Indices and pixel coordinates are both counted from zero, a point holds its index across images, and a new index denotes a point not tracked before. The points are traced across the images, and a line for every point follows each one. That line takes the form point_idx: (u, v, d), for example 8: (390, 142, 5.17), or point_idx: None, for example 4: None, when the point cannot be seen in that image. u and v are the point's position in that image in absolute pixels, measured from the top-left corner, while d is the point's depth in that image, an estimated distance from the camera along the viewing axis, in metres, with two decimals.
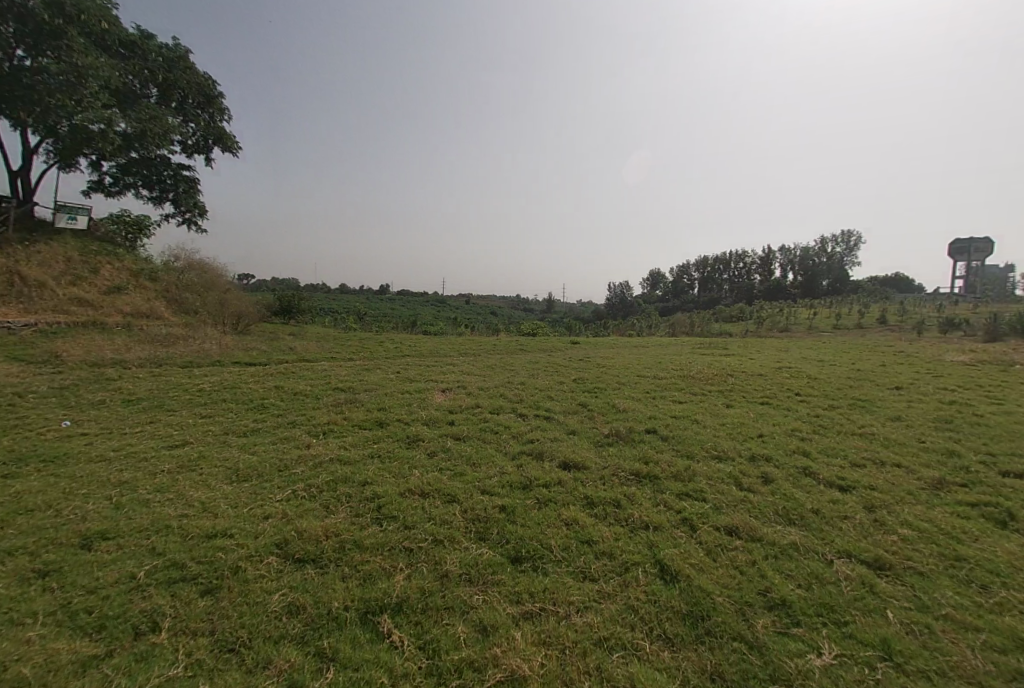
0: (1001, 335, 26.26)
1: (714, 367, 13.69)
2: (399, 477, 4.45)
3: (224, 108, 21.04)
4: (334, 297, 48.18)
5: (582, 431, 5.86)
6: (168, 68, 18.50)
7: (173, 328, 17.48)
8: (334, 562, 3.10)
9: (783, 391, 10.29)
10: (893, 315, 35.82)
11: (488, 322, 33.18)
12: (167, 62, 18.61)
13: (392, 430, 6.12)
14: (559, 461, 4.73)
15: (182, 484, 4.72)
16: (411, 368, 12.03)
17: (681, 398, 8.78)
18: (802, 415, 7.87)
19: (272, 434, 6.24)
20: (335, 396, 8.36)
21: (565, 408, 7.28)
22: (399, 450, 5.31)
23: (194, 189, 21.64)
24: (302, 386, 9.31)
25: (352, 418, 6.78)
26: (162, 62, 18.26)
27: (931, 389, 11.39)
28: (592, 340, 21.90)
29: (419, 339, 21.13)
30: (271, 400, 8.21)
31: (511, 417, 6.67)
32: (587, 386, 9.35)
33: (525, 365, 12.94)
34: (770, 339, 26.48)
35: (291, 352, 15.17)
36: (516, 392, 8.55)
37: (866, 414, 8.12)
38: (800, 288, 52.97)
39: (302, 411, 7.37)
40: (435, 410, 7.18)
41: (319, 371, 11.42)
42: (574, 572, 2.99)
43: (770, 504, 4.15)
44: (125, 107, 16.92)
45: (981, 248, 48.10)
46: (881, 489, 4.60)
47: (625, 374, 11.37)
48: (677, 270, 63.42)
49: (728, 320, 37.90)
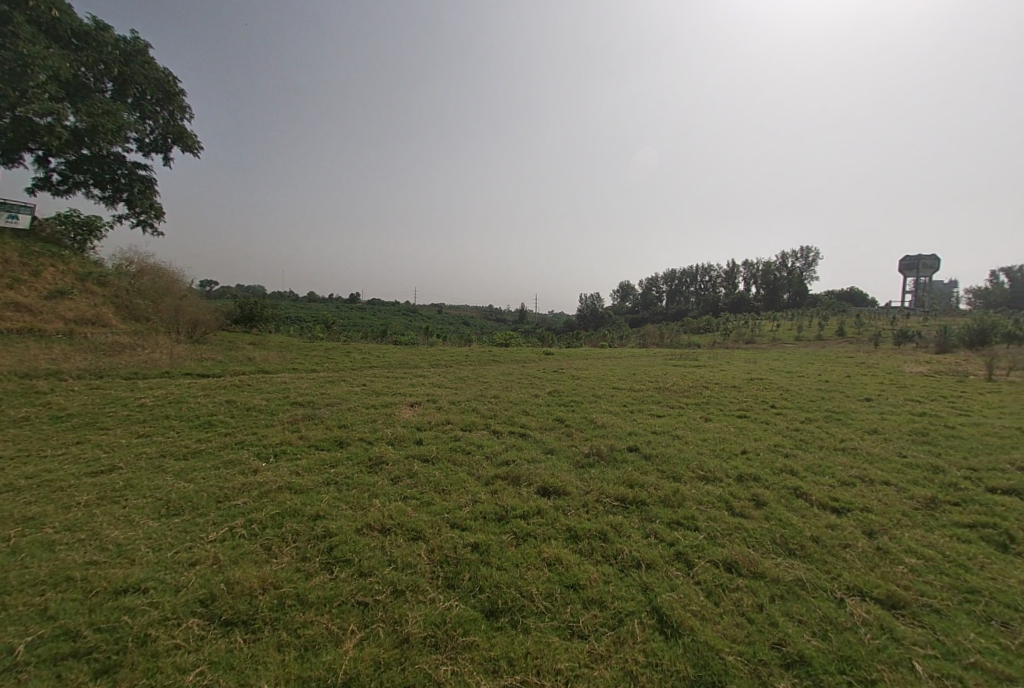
0: (949, 347, 27.64)
1: (688, 379, 13.60)
2: (357, 509, 3.90)
3: (186, 105, 19.70)
4: (301, 305, 46.66)
5: (560, 450, 5.45)
6: (124, 61, 17.30)
7: (121, 336, 16.19)
8: (269, 625, 2.55)
9: (758, 403, 10.23)
10: (850, 327, 37.41)
11: (461, 332, 32.60)
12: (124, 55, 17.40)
13: (353, 451, 5.54)
14: (538, 486, 4.30)
15: (99, 520, 4.01)
16: (378, 380, 11.38)
17: (659, 411, 8.51)
18: (782, 429, 7.71)
19: (216, 457, 5.54)
20: (292, 412, 7.65)
21: (541, 424, 6.86)
22: (358, 475, 4.75)
23: (151, 189, 20.32)
24: (256, 401, 8.54)
25: (308, 438, 6.14)
26: (118, 54, 16.99)
27: (896, 400, 11.62)
28: (565, 351, 21.72)
29: (389, 349, 20.41)
30: (220, 417, 7.44)
31: (484, 434, 6.20)
32: (564, 399, 8.97)
33: (498, 376, 12.50)
34: (737, 350, 27.08)
35: (249, 363, 14.23)
36: (489, 406, 8.08)
37: (842, 427, 8.07)
38: (763, 301, 54.89)
39: (253, 429, 6.66)
40: (402, 427, 6.64)
41: (278, 384, 10.62)
42: (561, 628, 2.55)
43: (766, 531, 3.83)
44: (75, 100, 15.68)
45: (928, 265, 51.03)
46: (876, 511, 4.38)
47: (602, 387, 11.06)
48: (647, 282, 64.73)
49: (697, 332, 38.70)
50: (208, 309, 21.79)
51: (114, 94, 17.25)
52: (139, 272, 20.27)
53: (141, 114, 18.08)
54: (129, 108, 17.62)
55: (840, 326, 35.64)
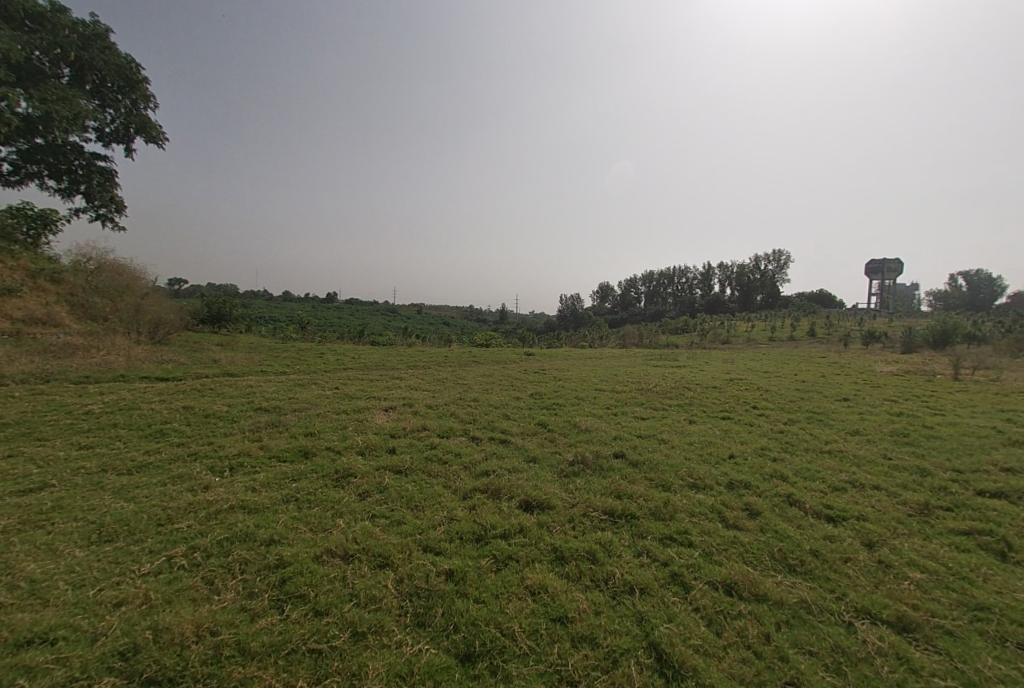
0: (914, 347, 28.58)
1: (669, 380, 13.50)
2: (317, 532, 3.48)
3: (151, 94, 18.59)
4: (275, 304, 45.23)
5: (543, 458, 5.13)
6: (82, 45, 16.22)
7: (74, 336, 15.15)
8: (203, 683, 2.15)
9: (740, 404, 10.13)
10: (821, 328, 38.41)
11: (440, 333, 32.03)
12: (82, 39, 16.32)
13: (318, 463, 5.09)
14: (521, 500, 3.95)
15: (17, 550, 3.49)
16: (351, 383, 10.83)
17: (644, 414, 8.27)
18: (766, 431, 7.58)
19: (163, 472, 4.99)
20: (255, 419, 7.10)
21: (523, 429, 6.52)
22: (322, 490, 4.31)
23: (111, 182, 19.16)
24: (216, 407, 7.93)
25: (270, 448, 5.64)
26: (75, 38, 15.89)
27: (872, 400, 11.72)
28: (545, 352, 21.47)
29: (365, 350, 19.77)
30: (173, 426, 6.83)
31: (462, 441, 5.82)
32: (545, 402, 8.65)
33: (477, 379, 12.10)
34: (714, 351, 27.41)
35: (214, 366, 13.44)
36: (468, 410, 7.68)
37: (824, 428, 8.00)
38: (738, 302, 55.99)
39: (210, 439, 6.10)
40: (374, 434, 6.19)
41: (242, 388, 9.95)
42: (548, 673, 2.23)
43: (763, 545, 3.58)
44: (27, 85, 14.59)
45: (892, 268, 52.92)
46: (872, 519, 4.20)
47: (583, 389, 10.78)
48: (626, 283, 65.29)
49: (674, 332, 39.12)
50: (172, 308, 20.74)
51: (72, 80, 16.14)
52: (97, 268, 19.08)
53: (101, 102, 17.00)
54: (88, 96, 16.53)
55: (811, 327, 36.59)
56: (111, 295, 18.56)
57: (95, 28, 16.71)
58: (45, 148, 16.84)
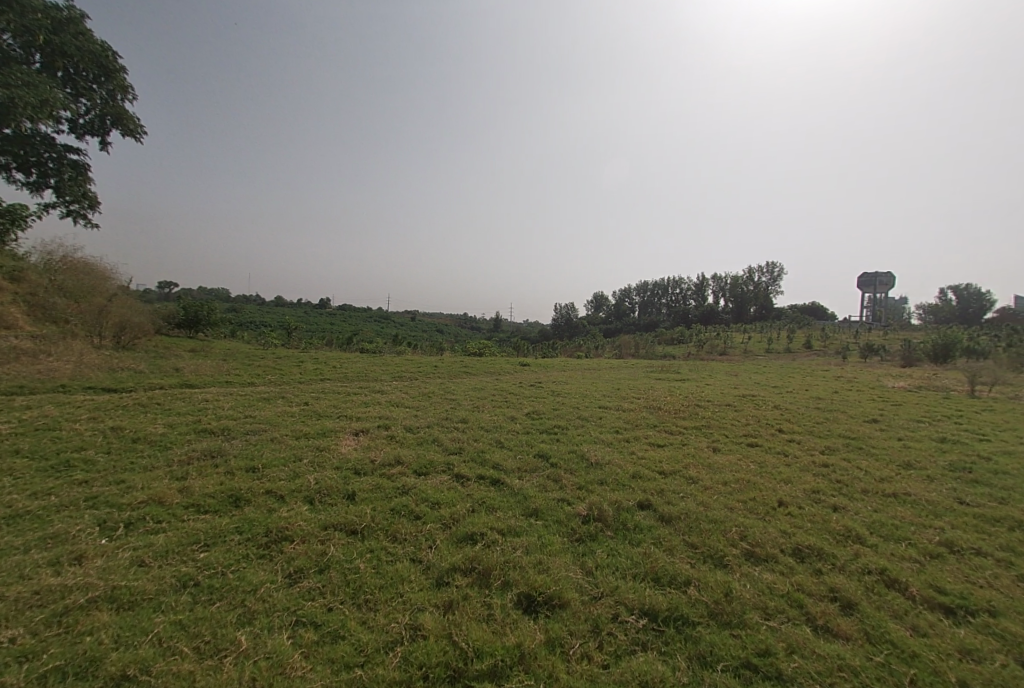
0: (915, 362, 27.74)
1: (678, 396, 12.35)
2: (206, 661, 2.25)
3: (129, 84, 17.24)
4: (263, 308, 43.68)
5: (548, 510, 3.91)
6: (53, 29, 14.79)
7: (23, 338, 13.66)
8: None
9: (763, 426, 8.97)
10: (817, 340, 37.62)
11: (432, 340, 30.65)
12: (53, 23, 14.88)
13: (247, 519, 3.83)
14: (518, 591, 2.74)
15: None
16: (324, 398, 9.53)
17: (660, 441, 7.05)
18: (807, 462, 6.43)
19: (36, 530, 3.71)
20: (192, 447, 5.81)
21: (520, 463, 5.29)
22: (237, 569, 3.06)
23: (84, 176, 17.72)
24: (152, 431, 6.56)
25: (193, 492, 4.36)
26: (45, 21, 14.45)
27: (902, 421, 10.62)
28: (540, 362, 20.25)
29: (349, 358, 18.47)
30: (85, 456, 5.48)
31: (443, 481, 4.57)
32: (545, 425, 7.41)
33: (467, 393, 10.88)
34: (713, 362, 26.38)
35: (175, 375, 12.06)
36: (454, 436, 6.41)
37: (871, 460, 6.83)
38: (731, 313, 55.33)
39: (124, 476, 4.81)
40: (332, 471, 4.91)
41: (195, 403, 8.61)
42: None
43: (882, 673, 2.42)
44: None
45: (885, 282, 52.66)
46: (1008, 613, 3.06)
47: (587, 407, 9.55)
48: (620, 293, 64.54)
49: (670, 343, 38.11)
50: (142, 312, 19.34)
51: (40, 67, 14.69)
52: (62, 267, 17.62)
53: (74, 92, 15.56)
54: (59, 84, 15.08)
55: (808, 340, 35.75)
56: (74, 297, 17.15)
57: (67, 12, 15.30)
58: (11, 139, 15.37)
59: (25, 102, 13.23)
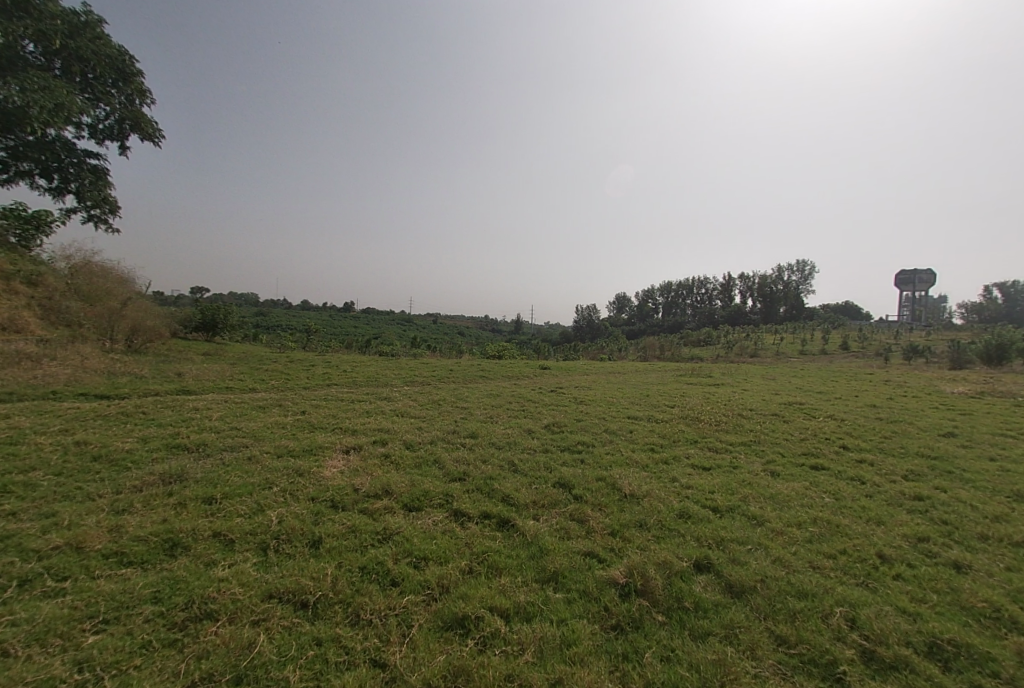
0: (966, 365, 25.35)
1: (715, 404, 11.06)
2: None
3: (146, 88, 16.65)
4: (285, 312, 43.91)
5: (571, 574, 2.86)
6: (70, 35, 14.24)
7: (32, 341, 13.31)
8: None
9: (824, 442, 7.65)
10: (855, 340, 35.30)
11: (452, 343, 29.88)
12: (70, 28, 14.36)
13: (174, 578, 2.93)
14: None
15: None
16: (324, 407, 8.65)
17: (705, 462, 5.88)
18: (894, 493, 5.15)
19: None
20: (153, 468, 4.98)
21: (536, 495, 4.24)
22: (126, 675, 2.16)
23: (104, 180, 17.30)
24: (118, 447, 5.76)
25: (124, 534, 3.49)
26: (62, 26, 13.88)
27: (983, 434, 9.06)
28: (561, 365, 19.14)
29: (362, 361, 17.78)
30: (28, 478, 4.70)
31: (437, 524, 3.57)
32: (567, 442, 6.34)
33: (481, 400, 9.88)
34: (745, 365, 24.79)
35: (176, 380, 11.45)
36: (459, 456, 5.40)
37: (971, 489, 5.50)
38: (759, 314, 52.96)
39: (55, 508, 3.99)
40: (303, 503, 3.99)
41: (183, 413, 7.85)
42: None
43: None
44: (8, 74, 12.64)
45: (925, 279, 49.38)
46: None
47: (614, 418, 8.42)
48: (643, 295, 62.72)
49: (696, 345, 36.44)
50: (157, 314, 19.16)
51: (59, 73, 14.15)
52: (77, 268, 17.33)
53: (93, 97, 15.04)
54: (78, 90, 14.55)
55: (844, 341, 33.52)
56: (90, 301, 16.78)
57: (84, 16, 14.79)
58: (32, 146, 14.98)
59: (41, 105, 12.67)
